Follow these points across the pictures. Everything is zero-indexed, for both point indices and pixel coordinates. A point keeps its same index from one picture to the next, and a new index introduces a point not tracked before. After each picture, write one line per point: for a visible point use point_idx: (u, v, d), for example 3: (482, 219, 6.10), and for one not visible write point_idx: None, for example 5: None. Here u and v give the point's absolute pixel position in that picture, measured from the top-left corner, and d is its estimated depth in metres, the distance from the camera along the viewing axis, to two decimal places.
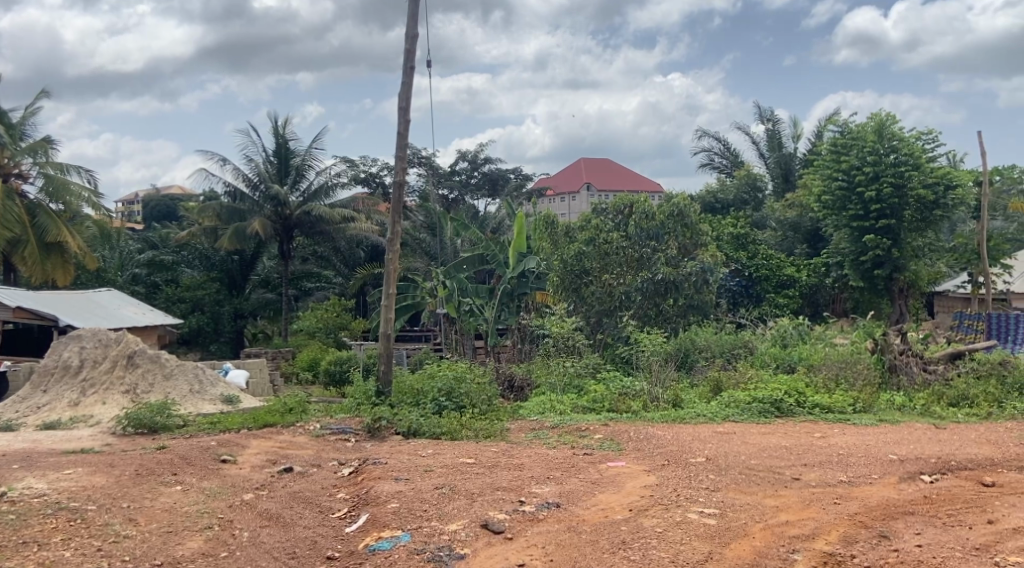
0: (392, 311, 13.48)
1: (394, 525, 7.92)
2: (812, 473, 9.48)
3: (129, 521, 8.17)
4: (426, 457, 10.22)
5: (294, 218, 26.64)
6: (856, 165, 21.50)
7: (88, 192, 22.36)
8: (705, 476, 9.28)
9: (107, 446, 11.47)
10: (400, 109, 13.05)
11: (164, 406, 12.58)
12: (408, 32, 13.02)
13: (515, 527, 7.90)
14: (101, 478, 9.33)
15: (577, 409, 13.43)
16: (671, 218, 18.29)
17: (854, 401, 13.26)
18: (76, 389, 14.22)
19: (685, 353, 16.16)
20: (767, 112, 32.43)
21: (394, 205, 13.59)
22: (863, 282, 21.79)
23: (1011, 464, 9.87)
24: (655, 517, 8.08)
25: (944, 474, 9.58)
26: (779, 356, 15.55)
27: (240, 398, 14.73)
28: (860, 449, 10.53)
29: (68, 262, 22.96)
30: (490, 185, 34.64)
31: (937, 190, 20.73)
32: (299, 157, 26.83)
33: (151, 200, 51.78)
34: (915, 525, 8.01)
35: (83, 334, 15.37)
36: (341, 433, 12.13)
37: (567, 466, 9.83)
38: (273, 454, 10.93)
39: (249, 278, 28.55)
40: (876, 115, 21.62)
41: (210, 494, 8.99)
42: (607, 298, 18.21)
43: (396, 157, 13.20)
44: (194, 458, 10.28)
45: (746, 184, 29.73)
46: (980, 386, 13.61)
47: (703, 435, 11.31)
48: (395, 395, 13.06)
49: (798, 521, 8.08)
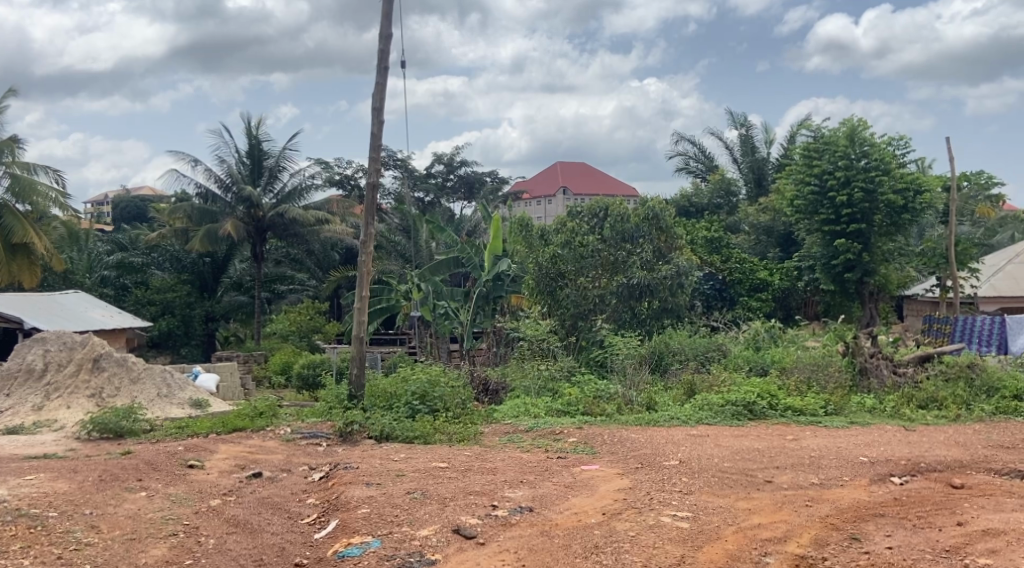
0: (366, 314, 13.35)
1: (364, 531, 7.80)
2: (784, 475, 9.46)
3: (91, 528, 8.00)
4: (397, 462, 10.09)
5: (267, 220, 26.41)
6: (827, 170, 21.56)
7: (56, 193, 22.04)
8: (678, 479, 9.23)
9: (71, 451, 11.27)
10: (375, 110, 12.93)
11: (131, 410, 12.41)
12: (382, 32, 12.90)
13: (487, 532, 7.80)
14: (63, 484, 9.15)
15: (551, 411, 13.36)
16: (647, 221, 18.28)
17: (826, 404, 13.29)
18: (40, 394, 14.00)
19: (659, 357, 16.09)
20: (740, 117, 32.55)
21: (367, 207, 13.45)
22: (834, 285, 21.90)
23: (980, 467, 9.89)
24: (628, 521, 8.00)
25: (914, 476, 9.60)
26: (751, 359, 15.54)
27: (209, 402, 14.58)
28: (832, 451, 10.52)
29: (34, 264, 22.68)
30: (466, 188, 34.50)
31: (906, 195, 20.87)
32: (273, 158, 26.61)
33: (122, 201, 51.35)
34: (885, 527, 8.00)
35: (47, 337, 15.16)
36: (314, 438, 11.99)
37: (540, 470, 9.75)
38: (242, 458, 10.77)
39: (221, 280, 28.28)
40: (847, 120, 21.73)
41: (176, 500, 8.82)
42: (582, 300, 17.98)
43: (369, 157, 13.06)
44: (160, 463, 10.12)
45: (720, 188, 29.85)
46: (949, 389, 13.69)
47: (677, 438, 11.27)
48: (367, 399, 12.91)
49: (770, 524, 8.04)
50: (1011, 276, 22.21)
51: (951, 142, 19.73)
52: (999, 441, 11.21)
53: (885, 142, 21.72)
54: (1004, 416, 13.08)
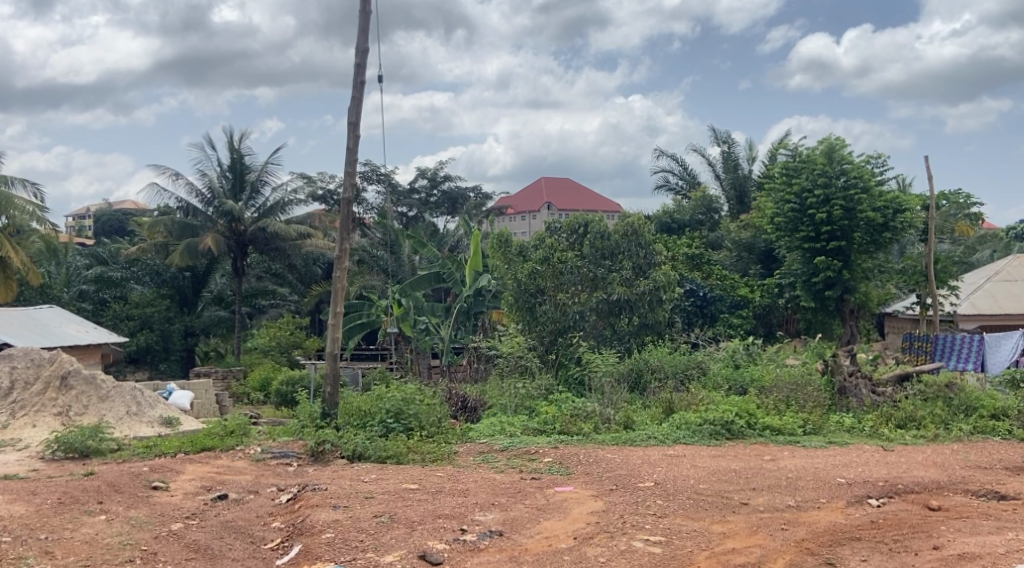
0: (340, 330, 13.05)
1: (327, 558, 7.59)
2: (761, 498, 9.28)
3: (45, 554, 7.76)
4: (368, 483, 9.85)
5: (248, 235, 26.13)
6: (806, 188, 21.51)
7: (34, 206, 21.72)
8: (653, 502, 9.03)
9: (33, 473, 11.00)
10: (349, 125, 12.74)
11: (97, 430, 12.13)
12: (358, 47, 12.73)
13: (455, 559, 7.60)
14: (20, 507, 8.88)
15: (528, 431, 13.15)
16: (627, 237, 18.10)
17: (804, 423, 13.19)
18: (6, 411, 13.69)
19: (638, 375, 15.88)
20: (723, 134, 32.55)
21: (343, 222, 13.13)
22: (815, 303, 21.79)
23: (957, 488, 9.74)
24: (600, 546, 7.81)
25: (891, 498, 9.43)
26: (731, 377, 15.39)
27: (180, 420, 14.34)
28: (809, 472, 10.36)
29: (10, 278, 22.44)
30: (450, 203, 34.31)
31: (887, 213, 20.86)
32: (254, 172, 26.35)
33: (102, 215, 51.05)
34: (861, 551, 7.83)
35: (15, 354, 14.98)
36: (283, 457, 11.73)
37: (513, 492, 9.53)
38: (209, 480, 10.52)
39: (201, 295, 27.99)
40: (826, 139, 21.75)
41: (136, 525, 8.56)
42: (560, 317, 17.82)
43: (344, 173, 12.84)
44: (124, 485, 9.84)
45: (702, 205, 29.80)
46: (927, 409, 13.58)
47: (653, 458, 11.09)
48: (341, 417, 12.61)
49: (744, 549, 7.86)
50: (990, 294, 22.17)
51: (930, 160, 19.69)
52: (977, 462, 11.10)
53: (864, 160, 21.71)
54: (983, 435, 13.00)
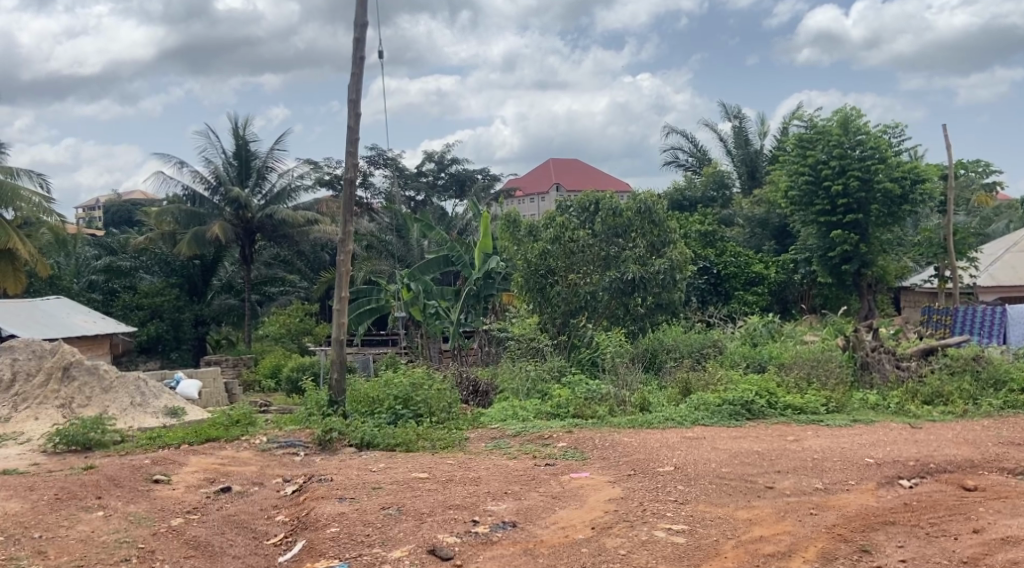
0: (346, 315, 12.64)
1: (331, 554, 7.23)
2: (786, 480, 8.89)
3: (38, 555, 7.42)
4: (375, 473, 9.44)
5: (255, 222, 25.70)
6: (821, 159, 20.98)
7: (41, 199, 21.37)
8: (672, 488, 8.63)
9: (34, 467, 10.68)
10: (350, 103, 12.29)
11: (99, 422, 11.78)
12: (358, 22, 12.26)
13: (467, 553, 7.22)
14: (14, 504, 8.55)
15: (541, 415, 12.74)
16: (639, 215, 17.62)
17: (827, 401, 12.73)
18: (6, 404, 13.35)
19: (653, 355, 15.60)
20: (733, 109, 32.00)
21: (345, 206, 12.61)
22: (831, 277, 21.44)
23: (992, 466, 9.30)
24: (619, 537, 7.42)
25: (923, 479, 9.01)
26: (749, 355, 14.96)
27: (186, 410, 14.04)
28: (836, 453, 9.93)
29: (19, 269, 22.23)
30: (457, 186, 33.82)
31: (904, 184, 20.21)
32: (260, 158, 25.94)
33: (112, 206, 50.73)
34: (896, 537, 7.42)
35: (15, 346, 14.66)
36: (290, 447, 11.36)
37: (526, 479, 9.13)
38: (213, 472, 10.17)
39: (210, 283, 27.72)
40: (841, 110, 21.22)
41: (134, 521, 8.21)
42: (573, 298, 17.26)
43: (346, 153, 12.37)
44: (123, 479, 9.47)
45: (714, 181, 29.28)
46: (954, 383, 13.12)
47: (671, 441, 10.67)
48: (349, 405, 12.22)
49: (773, 536, 7.45)
50: (1010, 265, 21.66)
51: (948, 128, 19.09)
52: (1010, 438, 10.62)
53: (881, 131, 21.21)
54: (1013, 410, 12.52)
